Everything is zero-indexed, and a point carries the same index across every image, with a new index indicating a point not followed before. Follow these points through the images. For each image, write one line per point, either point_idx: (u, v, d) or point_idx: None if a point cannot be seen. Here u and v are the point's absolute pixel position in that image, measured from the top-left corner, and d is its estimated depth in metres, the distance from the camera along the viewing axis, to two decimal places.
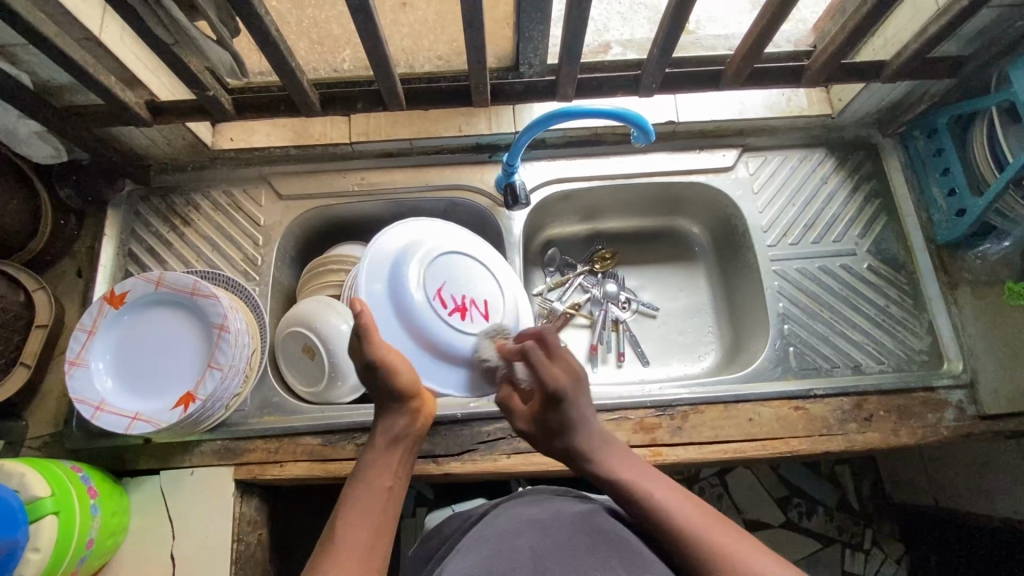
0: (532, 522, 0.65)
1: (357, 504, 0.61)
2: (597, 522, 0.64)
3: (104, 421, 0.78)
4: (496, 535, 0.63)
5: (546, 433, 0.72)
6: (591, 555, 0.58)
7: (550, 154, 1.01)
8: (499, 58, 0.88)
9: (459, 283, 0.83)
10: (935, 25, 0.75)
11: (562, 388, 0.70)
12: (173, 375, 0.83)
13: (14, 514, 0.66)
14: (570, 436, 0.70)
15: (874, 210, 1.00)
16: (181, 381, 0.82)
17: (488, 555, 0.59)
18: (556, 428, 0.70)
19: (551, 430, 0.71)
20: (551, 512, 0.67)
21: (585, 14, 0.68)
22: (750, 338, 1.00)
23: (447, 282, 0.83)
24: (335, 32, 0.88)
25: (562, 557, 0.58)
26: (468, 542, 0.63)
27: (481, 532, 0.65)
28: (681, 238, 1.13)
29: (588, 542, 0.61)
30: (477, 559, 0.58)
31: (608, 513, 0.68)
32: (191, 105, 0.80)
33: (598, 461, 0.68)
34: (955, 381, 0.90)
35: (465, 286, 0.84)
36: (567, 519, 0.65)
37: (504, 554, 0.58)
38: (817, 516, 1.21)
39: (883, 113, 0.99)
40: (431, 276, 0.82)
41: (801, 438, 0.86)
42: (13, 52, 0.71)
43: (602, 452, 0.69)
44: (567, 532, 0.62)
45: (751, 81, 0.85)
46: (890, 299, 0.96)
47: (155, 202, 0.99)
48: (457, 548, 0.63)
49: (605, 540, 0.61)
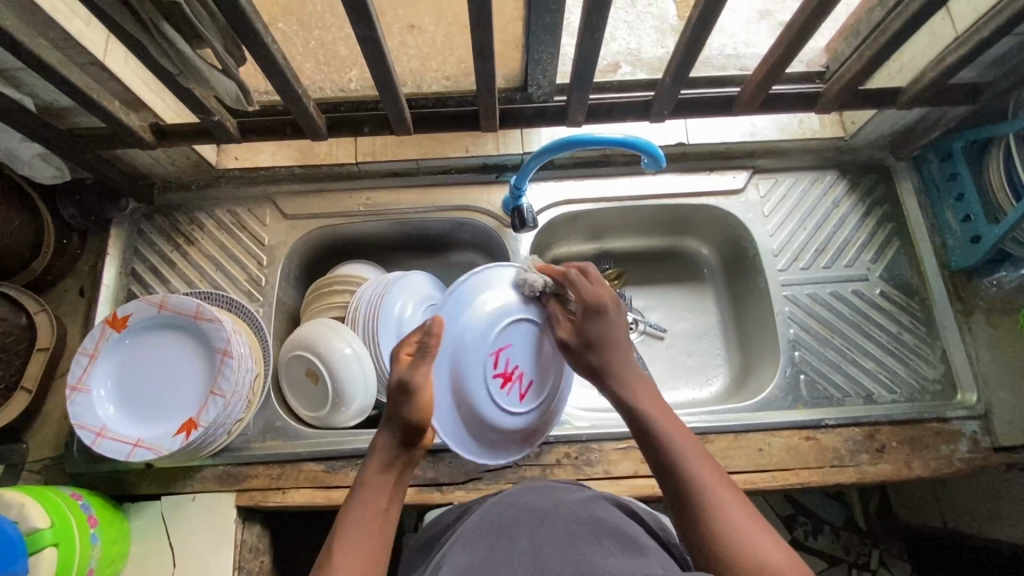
0: (530, 512, 0.61)
1: (351, 532, 0.55)
2: (595, 511, 0.62)
3: (104, 448, 0.77)
4: (493, 523, 0.60)
5: (577, 350, 0.72)
6: (591, 540, 0.56)
7: (558, 174, 1.00)
8: (507, 78, 0.86)
9: (521, 353, 0.76)
10: (955, 53, 0.74)
11: (604, 304, 0.71)
12: (176, 398, 0.82)
13: (13, 544, 0.64)
14: (604, 354, 0.70)
15: (886, 234, 0.98)
16: (183, 404, 0.81)
17: (485, 548, 0.56)
18: (595, 340, 0.70)
19: (588, 344, 0.71)
20: (547, 498, 0.64)
21: (597, 43, 0.67)
22: (759, 364, 0.98)
23: (512, 346, 0.75)
24: (341, 53, 0.86)
25: (561, 543, 0.55)
26: (464, 531, 0.61)
27: (478, 517, 0.62)
28: (689, 259, 1.11)
29: (587, 528, 0.58)
30: (474, 552, 0.55)
31: (607, 501, 0.65)
32: (196, 129, 0.79)
33: (626, 391, 0.68)
34: (970, 412, 0.88)
35: (525, 358, 0.76)
36: (563, 507, 0.62)
37: (503, 549, 0.55)
38: (823, 535, 1.19)
39: (896, 136, 0.98)
40: (500, 337, 0.74)
41: (812, 469, 0.85)
42: (16, 76, 0.69)
43: (632, 383, 0.68)
44: (564, 519, 0.59)
45: (766, 106, 0.84)
46: (903, 326, 0.94)
47: (159, 220, 0.98)
48: (454, 538, 0.59)
49: (604, 526, 0.58)
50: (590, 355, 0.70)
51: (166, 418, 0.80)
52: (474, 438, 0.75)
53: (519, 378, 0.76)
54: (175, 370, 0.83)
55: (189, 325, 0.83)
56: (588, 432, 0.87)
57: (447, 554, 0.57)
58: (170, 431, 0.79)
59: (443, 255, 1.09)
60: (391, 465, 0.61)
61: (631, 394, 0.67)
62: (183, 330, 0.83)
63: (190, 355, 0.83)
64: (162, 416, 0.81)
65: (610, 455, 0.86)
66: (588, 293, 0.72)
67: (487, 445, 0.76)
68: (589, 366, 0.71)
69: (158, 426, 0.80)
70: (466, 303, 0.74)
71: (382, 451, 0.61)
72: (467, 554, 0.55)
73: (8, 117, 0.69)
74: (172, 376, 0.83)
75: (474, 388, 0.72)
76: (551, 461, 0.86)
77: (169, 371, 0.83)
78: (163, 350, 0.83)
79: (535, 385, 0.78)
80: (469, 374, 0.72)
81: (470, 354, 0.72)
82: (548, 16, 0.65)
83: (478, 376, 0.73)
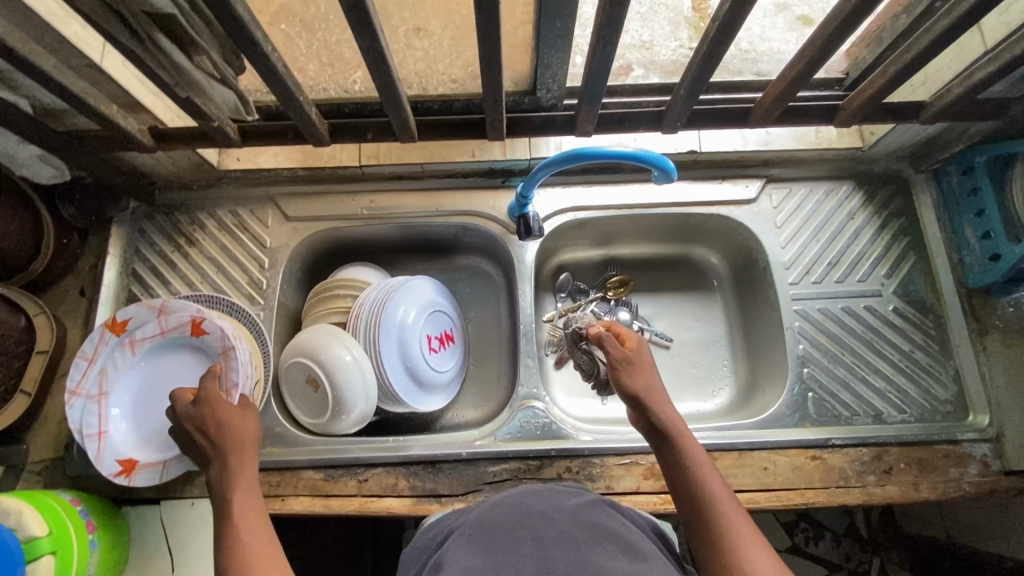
0: (533, 515, 0.59)
1: (253, 555, 0.55)
2: (594, 517, 0.60)
3: (91, 459, 0.77)
4: (495, 527, 0.58)
5: (628, 369, 0.70)
6: (593, 547, 0.54)
7: (565, 180, 0.97)
8: (515, 80, 0.82)
9: (390, 312, 0.89)
10: (983, 70, 0.71)
11: (644, 350, 0.73)
12: (133, 443, 0.80)
13: (11, 554, 0.64)
14: (639, 380, 0.68)
15: (902, 248, 0.96)
16: (153, 440, 0.82)
17: (490, 555, 0.53)
18: (640, 369, 0.70)
19: (627, 370, 0.69)
20: (549, 502, 0.62)
21: (608, 57, 0.65)
22: (768, 378, 0.96)
23: (380, 309, 0.88)
24: (346, 55, 0.81)
25: (565, 549, 0.53)
26: (465, 533, 0.58)
27: (480, 520, 0.60)
28: (698, 268, 1.09)
29: (588, 534, 0.56)
30: (476, 553, 0.54)
31: (609, 506, 0.63)
32: (196, 132, 0.77)
33: (666, 418, 0.65)
34: (981, 435, 0.86)
35: (392, 315, 0.89)
36: (564, 512, 0.60)
37: (504, 549, 0.54)
38: (825, 542, 1.17)
39: (916, 148, 0.95)
40: (376, 306, 0.89)
41: (818, 490, 0.84)
42: (11, 77, 0.68)
43: (669, 410, 0.66)
44: (565, 524, 0.57)
45: (783, 118, 0.82)
46: (915, 344, 0.92)
47: (160, 219, 0.97)
48: (451, 542, 0.58)
49: (603, 534, 0.56)
50: (626, 383, 0.68)
51: (136, 462, 0.79)
52: (401, 391, 0.90)
53: (436, 335, 0.94)
54: (114, 426, 0.79)
55: (129, 372, 0.82)
56: (591, 446, 0.86)
57: (447, 557, 0.55)
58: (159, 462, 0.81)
59: (447, 259, 1.07)
60: (245, 473, 0.62)
61: (671, 420, 0.65)
62: (119, 380, 0.81)
63: (136, 402, 0.82)
64: (130, 463, 0.79)
65: (613, 470, 0.85)
66: (629, 339, 0.74)
67: (410, 386, 0.91)
68: (623, 392, 0.68)
69: (133, 477, 0.78)
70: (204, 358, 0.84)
71: (233, 471, 0.62)
72: (468, 558, 0.53)
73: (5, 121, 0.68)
74: (112, 433, 0.79)
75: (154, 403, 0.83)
76: (553, 475, 0.85)
77: (106, 430, 0.78)
78: (93, 412, 0.78)
79: (411, 332, 0.90)
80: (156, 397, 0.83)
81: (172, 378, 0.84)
82: (559, 22, 0.61)
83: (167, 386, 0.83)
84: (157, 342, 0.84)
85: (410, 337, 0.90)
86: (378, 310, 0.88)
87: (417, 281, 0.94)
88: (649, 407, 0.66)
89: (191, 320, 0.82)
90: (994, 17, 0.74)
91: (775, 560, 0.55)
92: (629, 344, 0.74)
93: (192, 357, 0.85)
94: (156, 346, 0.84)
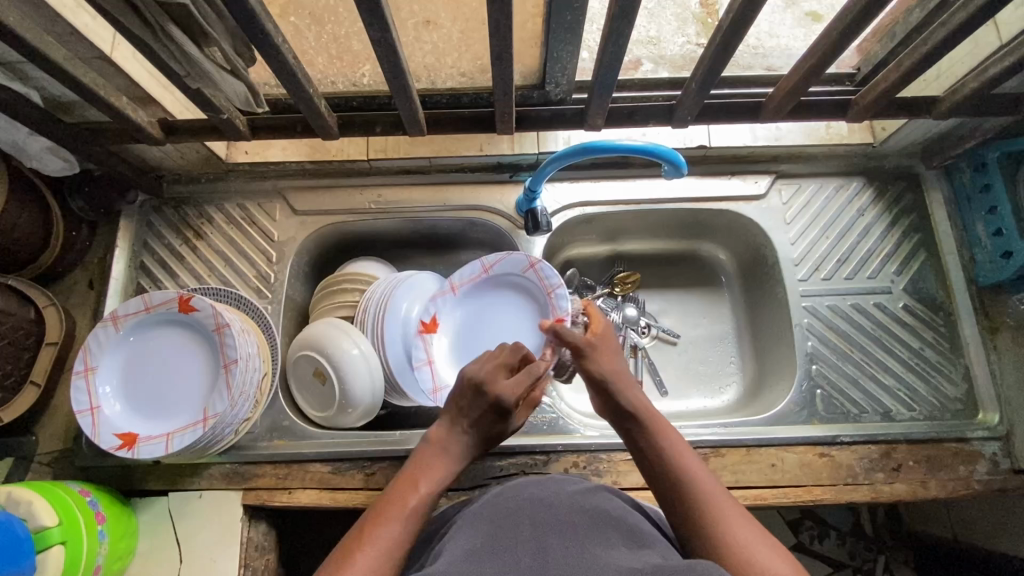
0: (534, 501, 0.58)
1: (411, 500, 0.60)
2: (595, 502, 0.59)
3: (94, 436, 0.77)
4: (496, 512, 0.57)
5: (603, 357, 0.73)
6: (592, 537, 0.53)
7: (573, 175, 0.97)
8: (524, 75, 0.81)
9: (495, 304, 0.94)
10: (998, 65, 0.70)
11: (608, 335, 0.77)
12: (133, 421, 0.79)
13: (22, 544, 0.64)
14: (605, 365, 0.72)
15: (913, 245, 0.95)
16: (156, 418, 0.80)
17: (487, 540, 0.53)
18: (598, 354, 0.73)
19: (593, 356, 0.73)
20: (550, 488, 0.61)
21: (620, 50, 0.65)
22: (776, 374, 0.96)
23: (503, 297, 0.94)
24: (354, 48, 0.78)
25: (563, 540, 0.52)
26: (466, 518, 0.58)
27: (479, 509, 0.59)
28: (707, 264, 1.08)
29: (589, 520, 0.55)
30: (477, 540, 0.53)
31: (610, 492, 0.63)
32: (207, 125, 0.78)
33: (633, 403, 0.68)
34: (991, 433, 0.86)
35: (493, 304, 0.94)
36: (565, 498, 0.59)
37: (504, 535, 0.53)
38: (829, 540, 1.15)
39: (928, 144, 0.94)
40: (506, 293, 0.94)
41: (826, 487, 0.84)
42: (22, 69, 0.68)
43: (639, 399, 0.69)
44: (566, 509, 0.57)
45: (793, 114, 0.81)
46: (926, 342, 0.91)
47: (168, 212, 0.97)
48: (454, 526, 0.58)
49: (604, 519, 0.56)
50: (594, 368, 0.72)
51: (136, 436, 0.78)
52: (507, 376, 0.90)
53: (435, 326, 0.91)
54: (110, 405, 0.79)
55: (120, 351, 0.82)
56: (598, 442, 0.86)
57: (447, 542, 0.54)
58: (159, 436, 0.77)
59: (453, 254, 1.07)
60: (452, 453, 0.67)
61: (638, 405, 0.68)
62: (111, 358, 0.81)
63: (139, 382, 0.81)
64: (130, 438, 0.77)
65: (619, 465, 0.85)
66: (595, 324, 0.78)
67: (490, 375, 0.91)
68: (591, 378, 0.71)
69: (134, 450, 0.77)
70: (203, 335, 0.82)
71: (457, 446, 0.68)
72: (468, 544, 0.52)
73: (16, 112, 0.68)
74: (107, 410, 0.79)
75: (161, 383, 0.81)
76: (559, 470, 0.85)
77: (99, 406, 0.78)
78: (83, 389, 0.78)
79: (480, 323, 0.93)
80: (164, 378, 0.82)
81: (176, 360, 0.82)
82: (569, 15, 0.61)
83: (173, 365, 0.82)
84: (142, 320, 0.82)
85: (514, 311, 0.93)
86: (546, 281, 0.90)
87: (505, 256, 0.91)
88: (615, 391, 0.69)
89: (178, 297, 0.80)
90: (1010, 12, 0.73)
91: (792, 561, 0.53)
92: (596, 329, 0.78)
93: (188, 337, 0.83)
94: (150, 328, 0.83)
